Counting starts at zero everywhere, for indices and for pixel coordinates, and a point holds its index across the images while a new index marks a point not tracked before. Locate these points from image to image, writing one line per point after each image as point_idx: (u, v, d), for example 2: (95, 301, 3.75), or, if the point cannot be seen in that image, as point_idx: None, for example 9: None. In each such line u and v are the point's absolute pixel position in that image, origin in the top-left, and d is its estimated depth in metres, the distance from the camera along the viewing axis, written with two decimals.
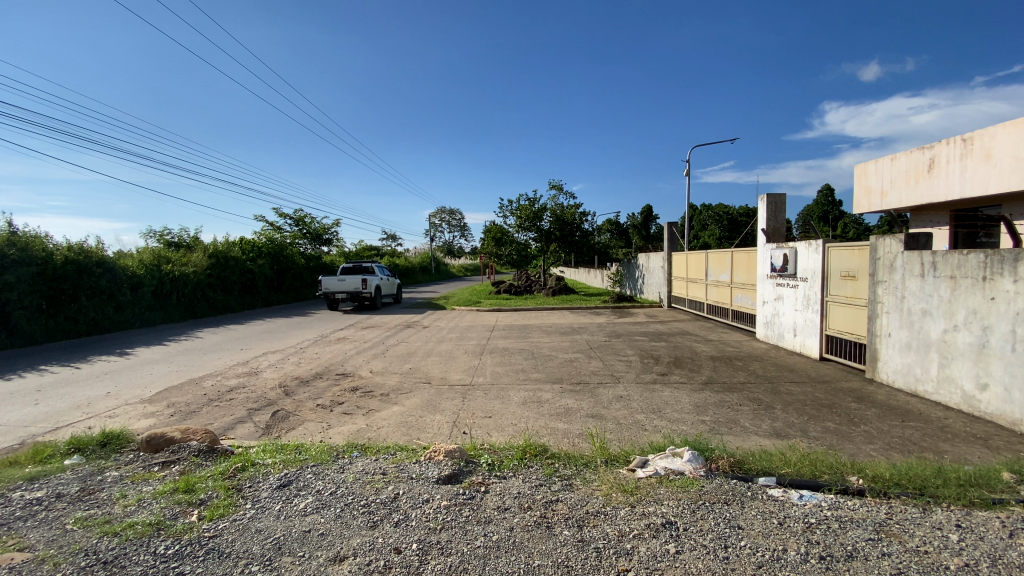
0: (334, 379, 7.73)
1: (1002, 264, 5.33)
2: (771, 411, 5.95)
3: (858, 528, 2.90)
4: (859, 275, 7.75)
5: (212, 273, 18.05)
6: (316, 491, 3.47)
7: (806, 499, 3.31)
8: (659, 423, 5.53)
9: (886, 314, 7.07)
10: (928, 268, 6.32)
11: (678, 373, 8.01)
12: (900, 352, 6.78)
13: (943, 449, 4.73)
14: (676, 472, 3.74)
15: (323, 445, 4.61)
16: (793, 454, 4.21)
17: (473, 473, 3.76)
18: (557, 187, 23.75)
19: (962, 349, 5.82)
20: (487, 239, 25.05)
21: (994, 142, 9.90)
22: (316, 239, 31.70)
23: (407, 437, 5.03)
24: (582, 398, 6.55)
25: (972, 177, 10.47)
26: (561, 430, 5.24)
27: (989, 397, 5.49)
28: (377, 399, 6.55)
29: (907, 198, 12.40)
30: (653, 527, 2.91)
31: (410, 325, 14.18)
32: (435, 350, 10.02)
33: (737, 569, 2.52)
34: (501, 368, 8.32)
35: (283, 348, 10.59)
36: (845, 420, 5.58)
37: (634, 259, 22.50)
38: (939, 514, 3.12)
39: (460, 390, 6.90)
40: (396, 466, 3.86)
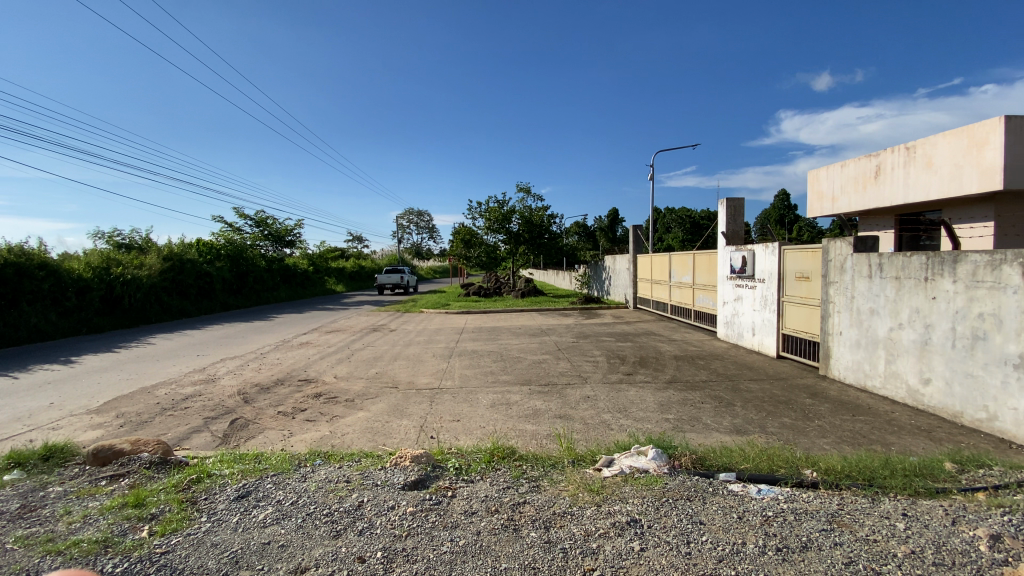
0: (296, 385, 7.51)
1: (943, 265, 5.67)
2: (732, 408, 6.15)
3: (812, 520, 3.02)
4: (812, 276, 8.10)
5: (166, 276, 17.28)
6: (276, 501, 3.36)
7: (764, 493, 3.42)
8: (625, 422, 5.62)
9: (837, 313, 7.41)
10: (875, 269, 6.66)
11: (643, 373, 8.16)
12: (851, 349, 7.11)
13: (889, 441, 4.99)
14: (641, 469, 3.82)
15: (285, 453, 4.47)
16: (751, 450, 4.35)
17: (441, 477, 3.71)
18: (525, 189, 23.80)
19: (907, 346, 6.15)
20: (456, 241, 24.85)
21: (934, 150, 10.51)
22: (279, 240, 30.89)
23: (372, 443, 4.95)
24: (550, 399, 6.60)
25: (915, 183, 11.08)
26: (529, 431, 5.26)
27: (931, 391, 5.81)
28: (342, 405, 6.40)
29: (856, 203, 13.03)
30: (619, 525, 2.95)
31: (377, 328, 13.94)
32: (402, 354, 9.90)
33: (699, 563, 2.59)
34: (469, 371, 8.28)
35: (242, 354, 10.23)
36: (801, 415, 5.82)
37: (601, 260, 22.84)
38: (887, 504, 3.28)
39: (428, 394, 6.83)
40: (361, 473, 3.78)
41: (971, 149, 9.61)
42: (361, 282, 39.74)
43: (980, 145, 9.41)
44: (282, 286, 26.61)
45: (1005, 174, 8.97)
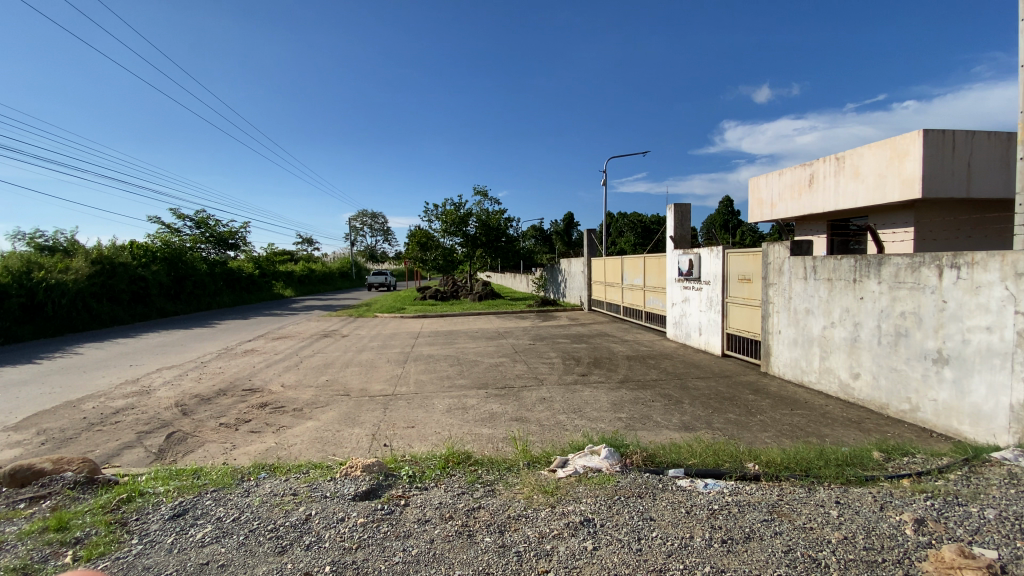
0: (240, 395, 7.16)
1: (869, 267, 6.10)
2: (681, 405, 6.35)
3: (755, 511, 3.16)
4: (753, 278, 8.51)
5: (96, 281, 16.07)
6: (216, 519, 3.18)
7: (710, 488, 3.55)
8: (579, 422, 5.71)
9: (776, 313, 7.83)
10: (810, 271, 7.07)
11: (597, 373, 8.31)
12: (789, 346, 7.53)
13: (824, 433, 5.30)
14: (594, 469, 3.88)
15: (226, 467, 4.24)
16: (698, 445, 4.50)
17: (393, 486, 3.63)
18: (481, 193, 23.75)
19: (839, 343, 6.57)
20: (411, 244, 24.45)
21: (861, 161, 11.28)
22: (221, 243, 29.44)
23: (321, 453, 4.78)
24: (506, 401, 6.61)
25: (845, 191, 11.84)
26: (485, 435, 5.25)
27: (860, 384, 6.23)
28: (290, 415, 6.15)
29: (793, 209, 13.80)
30: (572, 526, 2.98)
31: (327, 334, 13.50)
32: (355, 360, 9.65)
33: (650, 559, 2.65)
34: (424, 376, 8.15)
35: (181, 363, 9.66)
36: (743, 411, 6.09)
37: (557, 264, 23.16)
38: (821, 493, 3.49)
39: (382, 401, 6.68)
40: (309, 485, 3.64)
41: (893, 160, 10.38)
42: (312, 285, 38.47)
43: (902, 156, 10.17)
44: (226, 291, 25.34)
45: (924, 184, 9.73)
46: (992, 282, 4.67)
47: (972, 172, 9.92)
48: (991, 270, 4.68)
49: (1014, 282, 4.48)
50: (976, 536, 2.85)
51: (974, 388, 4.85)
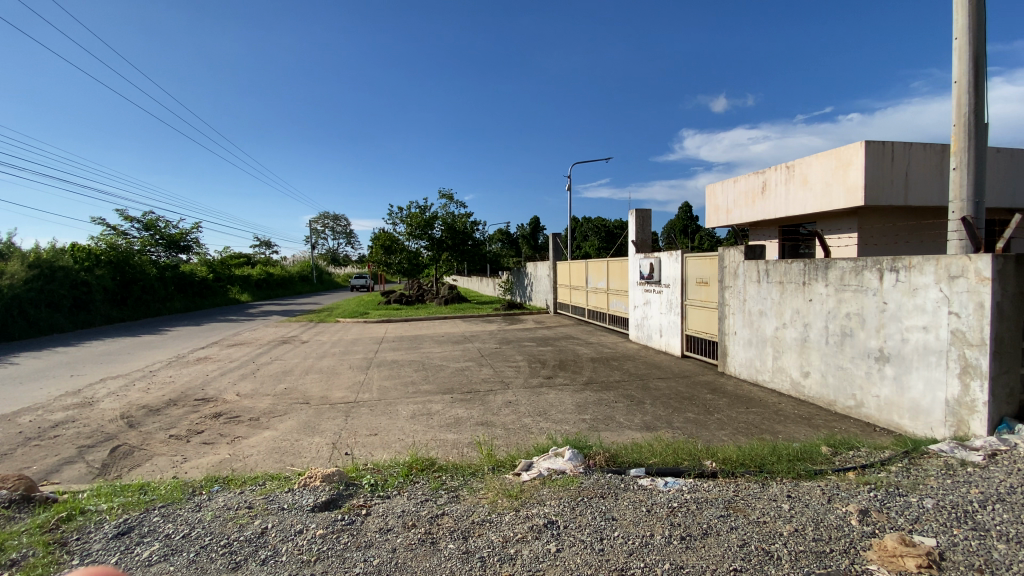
0: (193, 405, 6.84)
1: (817, 271, 6.41)
2: (642, 406, 6.48)
3: (712, 507, 3.26)
4: (710, 282, 8.79)
5: (33, 286, 15.10)
6: (164, 536, 3.02)
7: (670, 486, 3.64)
8: (544, 425, 5.75)
9: (732, 315, 8.12)
10: (763, 274, 7.37)
11: (562, 376, 8.39)
12: (744, 347, 7.82)
13: (777, 430, 5.53)
14: (558, 471, 3.92)
15: (176, 481, 4.05)
16: (659, 444, 4.61)
17: (354, 495, 3.55)
18: (447, 196, 23.61)
19: (790, 343, 6.87)
20: (375, 247, 24.03)
21: (809, 170, 11.85)
22: (172, 246, 28.16)
23: (278, 464, 4.63)
24: (472, 406, 6.58)
25: (794, 199, 12.41)
26: (450, 440, 5.21)
27: (810, 382, 6.53)
28: (246, 425, 5.93)
29: (747, 215, 14.37)
30: (536, 528, 2.99)
31: (287, 341, 13.09)
32: (315, 367, 9.40)
33: (612, 558, 2.69)
34: (388, 383, 8.00)
35: (127, 372, 9.15)
36: (702, 410, 6.27)
37: (523, 267, 23.26)
38: (774, 487, 3.63)
39: (343, 408, 6.53)
40: (265, 498, 3.52)
41: (838, 170, 10.97)
42: (271, 289, 37.27)
43: (846, 166, 10.76)
44: (177, 296, 24.25)
45: (866, 192, 10.32)
46: (928, 284, 4.99)
47: (909, 181, 10.58)
48: (927, 273, 5.00)
49: (947, 284, 4.80)
50: (915, 525, 3.03)
51: (913, 384, 5.16)
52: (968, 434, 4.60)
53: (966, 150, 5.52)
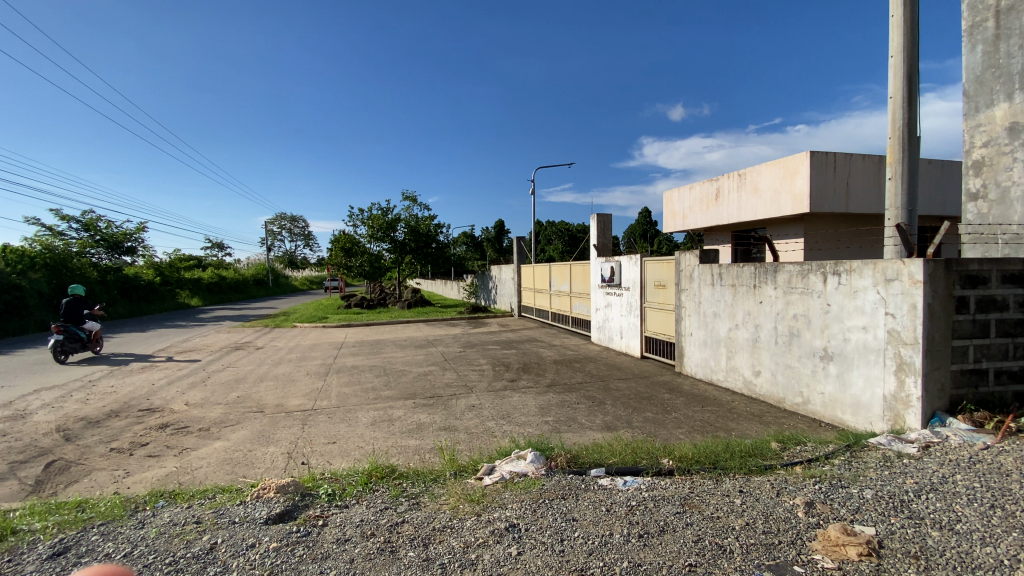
0: (136, 416, 6.47)
1: (766, 274, 6.70)
2: (603, 406, 6.60)
3: (669, 505, 3.35)
4: (667, 285, 9.06)
5: None
6: (102, 556, 2.84)
7: (629, 485, 3.72)
8: (507, 428, 5.76)
9: (688, 317, 8.39)
10: (716, 278, 7.65)
11: (525, 378, 8.43)
12: (699, 348, 8.08)
13: (731, 428, 5.74)
14: (520, 474, 3.94)
15: (118, 497, 3.82)
16: (619, 444, 4.71)
17: (310, 506, 3.44)
18: (410, 198, 23.36)
19: (742, 344, 7.16)
20: (335, 250, 23.46)
21: (759, 178, 12.41)
22: (114, 247, 26.58)
23: (230, 476, 4.44)
24: (435, 411, 6.51)
25: (746, 205, 12.94)
26: (411, 447, 5.14)
27: (761, 380, 6.82)
28: (195, 435, 5.66)
29: (702, 221, 14.88)
30: (497, 532, 2.99)
31: (240, 347, 12.56)
32: (270, 374, 9.07)
33: (572, 559, 2.72)
34: (347, 389, 7.81)
35: (64, 382, 8.55)
36: (660, 409, 6.44)
37: (488, 270, 23.24)
38: (727, 482, 3.78)
39: (301, 417, 6.33)
40: (215, 512, 3.37)
41: (786, 178, 11.52)
42: (224, 293, 35.74)
43: (793, 174, 11.32)
44: (121, 300, 22.90)
45: (811, 200, 10.88)
46: (867, 287, 5.30)
47: (850, 190, 11.23)
48: (865, 277, 5.31)
49: (883, 287, 5.11)
50: (855, 514, 3.21)
51: (854, 381, 5.47)
52: (904, 427, 4.91)
53: (900, 161, 5.91)
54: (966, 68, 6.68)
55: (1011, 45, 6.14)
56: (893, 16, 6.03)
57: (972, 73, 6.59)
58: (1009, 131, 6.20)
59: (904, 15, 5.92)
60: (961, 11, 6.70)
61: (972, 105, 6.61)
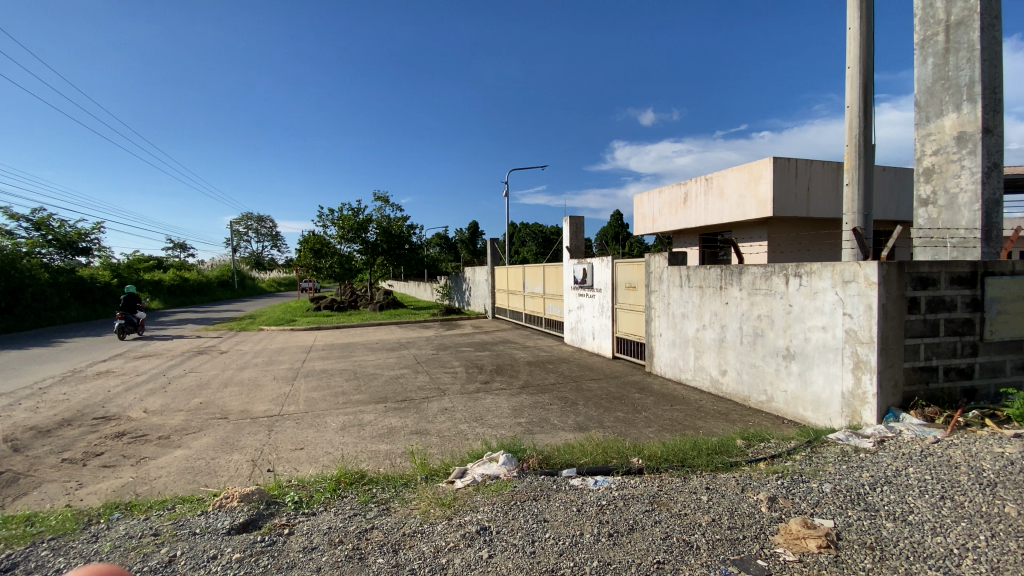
0: (91, 424, 6.18)
1: (731, 276, 6.89)
2: (575, 407, 6.66)
3: (638, 503, 3.41)
4: (638, 286, 9.21)
5: None
6: (52, 572, 2.69)
7: (599, 484, 3.77)
8: (480, 430, 5.75)
9: (658, 317, 8.54)
10: (685, 279, 7.82)
11: (499, 380, 8.42)
12: (669, 348, 8.25)
13: (699, 426, 5.87)
14: (492, 476, 3.93)
15: (70, 510, 3.63)
16: (590, 444, 4.75)
17: (275, 515, 3.35)
18: (382, 199, 23.06)
19: (709, 344, 7.33)
20: (304, 251, 22.94)
21: (725, 182, 12.76)
22: (68, 247, 25.31)
23: (191, 486, 4.29)
24: (406, 415, 6.44)
25: (712, 209, 13.27)
26: (382, 451, 5.07)
27: (727, 379, 7.00)
28: (154, 444, 5.44)
29: (671, 224, 15.19)
30: (468, 536, 2.98)
31: (203, 351, 12.15)
32: (235, 379, 8.79)
33: (542, 560, 2.73)
34: (316, 394, 7.64)
35: (11, 390, 8.10)
36: (631, 409, 6.53)
37: (462, 272, 23.15)
38: (695, 480, 3.86)
39: (267, 423, 6.16)
40: (175, 523, 3.25)
41: (750, 183, 11.88)
42: (186, 295, 34.48)
43: (757, 179, 11.68)
44: (75, 303, 21.83)
45: (773, 205, 11.26)
46: (826, 289, 5.51)
47: (810, 195, 11.66)
48: (825, 278, 5.52)
49: (842, 288, 5.32)
50: (815, 508, 3.33)
51: (815, 379, 5.67)
52: (860, 423, 5.12)
53: (857, 167, 6.17)
54: (917, 79, 7.02)
55: (959, 59, 6.48)
56: (850, 28, 6.29)
57: (923, 85, 6.94)
58: (957, 140, 6.56)
59: (861, 28, 6.18)
60: (914, 25, 7.03)
61: (923, 115, 6.96)
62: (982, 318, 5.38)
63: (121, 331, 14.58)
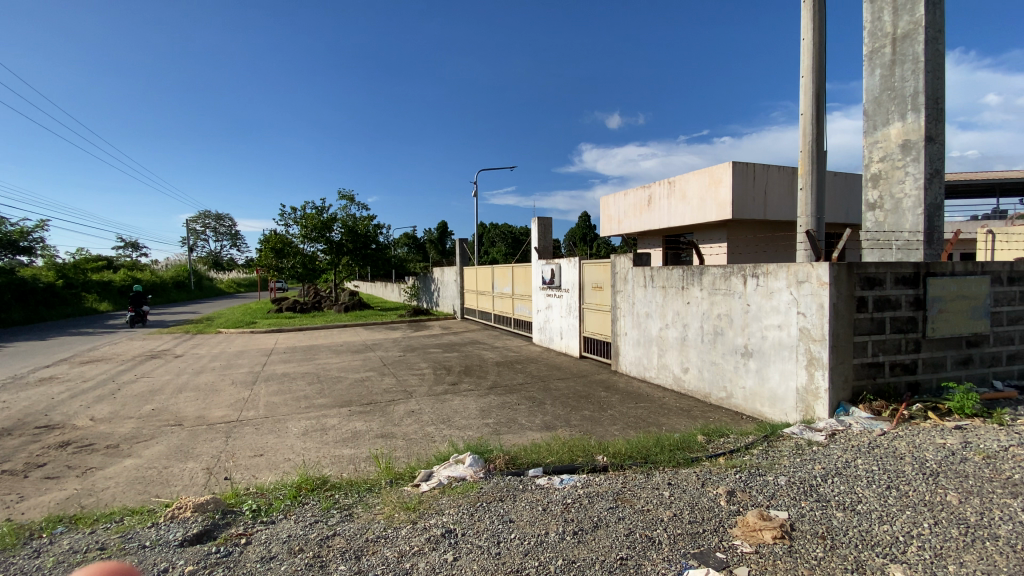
0: (31, 434, 5.81)
1: (692, 276, 7.08)
2: (543, 406, 6.70)
3: (602, 500, 3.46)
4: (604, 287, 9.35)
5: None
6: None
7: (565, 483, 3.80)
8: (447, 432, 5.71)
9: (623, 317, 8.69)
10: (648, 280, 7.99)
11: (467, 381, 8.39)
12: (634, 347, 8.40)
13: (662, 422, 6.00)
14: (458, 478, 3.91)
15: (6, 526, 3.41)
16: (556, 443, 4.79)
17: (231, 524, 3.24)
18: (348, 197, 22.62)
19: (671, 342, 7.52)
20: (264, 250, 22.17)
21: (687, 186, 13.10)
22: (7, 245, 23.77)
23: (141, 496, 4.09)
24: (372, 418, 6.33)
25: (675, 211, 13.60)
26: (346, 456, 4.97)
27: (689, 377, 7.19)
28: (101, 453, 5.16)
29: (635, 226, 15.49)
30: (433, 539, 2.95)
31: (156, 355, 11.61)
32: (191, 384, 8.44)
33: (507, 561, 2.73)
34: (277, 398, 7.43)
35: None
36: (597, 408, 6.62)
37: (430, 272, 22.95)
38: (657, 476, 3.95)
39: (224, 429, 5.94)
40: (124, 536, 3.09)
41: (711, 186, 12.25)
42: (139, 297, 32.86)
43: (717, 183, 12.04)
44: (15, 305, 20.51)
45: (732, 208, 11.63)
46: (781, 289, 5.73)
47: (767, 199, 12.11)
48: (780, 279, 5.74)
49: (796, 288, 5.55)
50: (770, 500, 3.46)
51: (771, 375, 5.89)
52: (813, 417, 5.35)
53: (810, 172, 6.44)
54: (866, 89, 7.40)
55: (904, 71, 6.87)
56: (804, 38, 6.56)
57: (871, 94, 7.32)
58: (902, 147, 6.93)
59: (814, 39, 6.46)
60: (863, 38, 7.41)
61: (871, 123, 7.33)
62: (925, 316, 5.71)
63: (133, 318, 17.77)
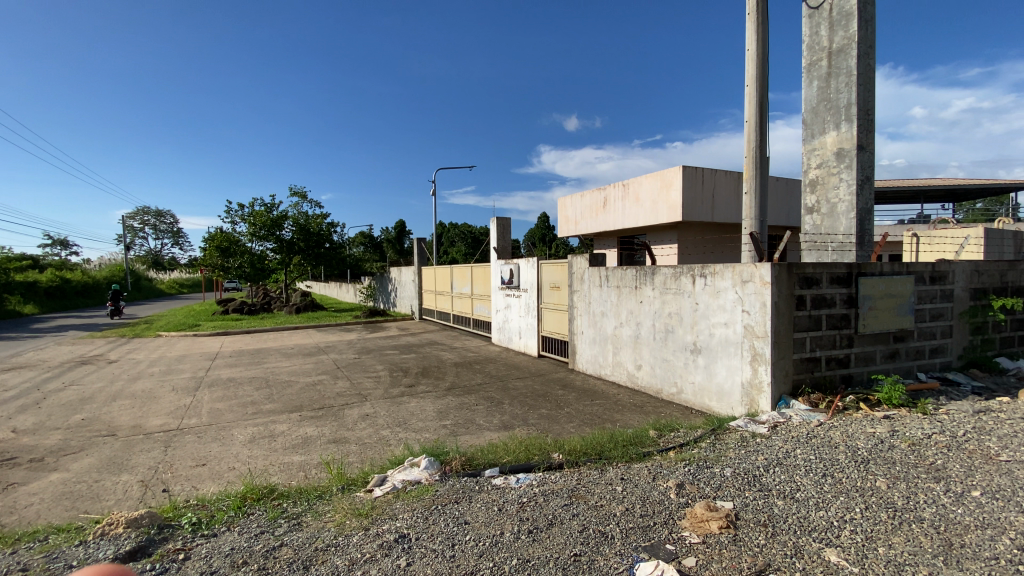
0: None
1: (645, 276, 7.28)
2: (500, 406, 6.71)
3: (557, 497, 3.50)
4: (561, 287, 9.47)
5: None
6: None
7: (521, 482, 3.83)
8: (403, 435, 5.62)
9: (579, 316, 8.83)
10: (603, 279, 8.15)
11: (424, 382, 8.29)
12: (589, 345, 8.55)
13: (616, 419, 6.14)
14: (413, 482, 3.86)
15: None
16: (512, 443, 4.80)
17: (168, 539, 3.06)
18: (300, 194, 21.86)
19: (625, 340, 7.70)
20: (209, 249, 21.08)
21: (641, 188, 13.46)
22: None
23: (68, 513, 3.81)
24: (324, 423, 6.13)
25: (629, 213, 13.94)
26: (296, 463, 4.80)
27: (642, 373, 7.39)
28: (22, 468, 4.77)
29: (592, 227, 15.77)
30: (386, 545, 2.90)
31: (87, 361, 10.82)
32: (127, 391, 7.93)
33: (461, 563, 2.72)
34: (222, 404, 7.09)
35: None
36: (554, 406, 6.70)
37: (387, 272, 22.52)
38: (611, 471, 4.04)
39: (163, 438, 5.61)
40: (47, 556, 2.86)
41: (662, 190, 12.64)
42: (69, 299, 30.61)
43: (668, 186, 12.44)
44: None
45: (683, 210, 12.04)
46: (727, 288, 5.98)
47: (715, 202, 12.61)
48: (726, 278, 5.99)
49: (740, 288, 5.80)
50: (717, 491, 3.61)
51: (719, 371, 6.14)
52: (757, 410, 5.61)
53: (754, 177, 6.75)
54: (805, 100, 7.83)
55: (838, 83, 7.32)
56: (749, 49, 6.86)
57: (809, 105, 7.75)
58: (836, 155, 7.39)
59: (758, 50, 6.77)
60: (802, 51, 7.82)
61: (809, 132, 7.76)
62: (857, 313, 6.10)
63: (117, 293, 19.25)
